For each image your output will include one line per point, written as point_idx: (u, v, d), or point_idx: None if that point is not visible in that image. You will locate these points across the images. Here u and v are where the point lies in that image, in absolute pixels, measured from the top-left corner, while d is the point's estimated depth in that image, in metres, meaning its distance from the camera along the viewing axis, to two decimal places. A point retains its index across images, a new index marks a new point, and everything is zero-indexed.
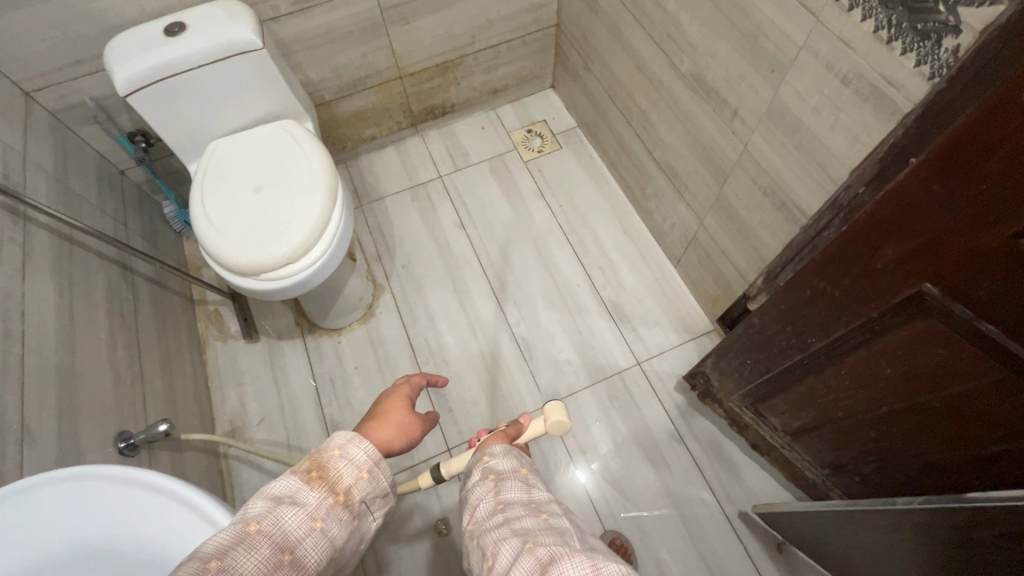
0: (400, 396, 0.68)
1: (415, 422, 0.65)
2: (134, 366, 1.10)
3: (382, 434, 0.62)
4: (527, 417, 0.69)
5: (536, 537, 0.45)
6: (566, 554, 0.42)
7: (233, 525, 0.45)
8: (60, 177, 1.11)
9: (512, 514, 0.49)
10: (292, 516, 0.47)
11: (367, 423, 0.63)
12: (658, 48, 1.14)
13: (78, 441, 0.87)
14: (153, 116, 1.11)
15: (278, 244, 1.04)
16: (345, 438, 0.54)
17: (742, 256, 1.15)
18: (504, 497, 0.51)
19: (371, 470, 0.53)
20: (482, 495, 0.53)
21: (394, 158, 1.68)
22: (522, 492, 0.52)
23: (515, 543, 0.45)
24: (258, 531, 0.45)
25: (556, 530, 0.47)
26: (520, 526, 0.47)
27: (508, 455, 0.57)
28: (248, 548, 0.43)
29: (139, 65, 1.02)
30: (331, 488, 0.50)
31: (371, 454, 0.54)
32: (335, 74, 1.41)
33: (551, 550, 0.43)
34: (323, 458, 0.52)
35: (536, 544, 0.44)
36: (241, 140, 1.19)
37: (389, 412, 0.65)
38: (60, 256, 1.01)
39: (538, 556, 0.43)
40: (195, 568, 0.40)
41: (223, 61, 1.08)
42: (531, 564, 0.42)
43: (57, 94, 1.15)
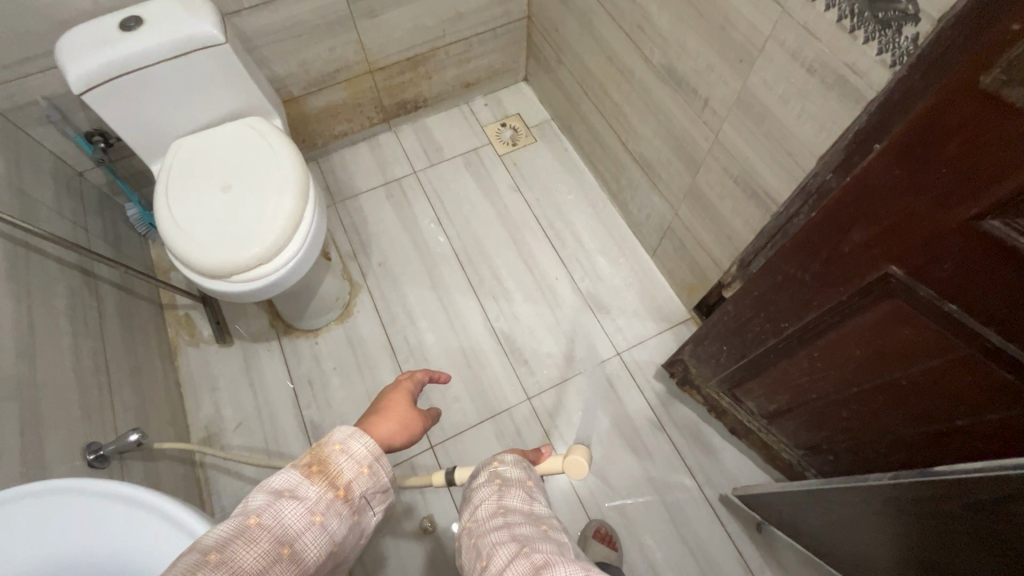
0: (402, 391, 0.67)
1: (416, 420, 0.64)
2: (101, 376, 1.06)
3: (383, 430, 0.61)
4: (550, 450, 0.72)
5: (533, 544, 0.45)
6: (561, 562, 0.42)
7: (233, 518, 0.45)
8: (13, 181, 1.06)
9: (512, 520, 0.49)
10: (292, 510, 0.46)
11: (369, 418, 0.63)
12: (629, 39, 1.14)
13: (43, 455, 0.83)
14: (112, 115, 1.06)
15: (249, 244, 1.02)
16: (346, 433, 0.53)
17: (716, 245, 1.17)
18: (506, 502, 0.52)
19: (372, 465, 0.52)
20: (484, 496, 0.53)
21: (366, 154, 1.66)
22: (522, 500, 0.52)
23: (511, 547, 0.45)
24: (258, 524, 0.45)
25: (552, 540, 0.47)
26: (519, 532, 0.47)
27: (517, 464, 0.58)
28: (248, 541, 0.43)
29: (94, 62, 0.97)
30: (331, 483, 0.50)
31: (372, 449, 0.53)
32: (302, 68, 1.37)
33: (547, 557, 0.43)
34: (323, 452, 0.51)
35: (533, 550, 0.44)
36: (207, 138, 1.16)
37: (391, 408, 0.64)
38: (16, 263, 0.97)
39: (533, 560, 0.43)
40: (195, 560, 0.41)
41: (184, 57, 1.04)
42: (526, 568, 0.42)
43: (6, 94, 1.09)
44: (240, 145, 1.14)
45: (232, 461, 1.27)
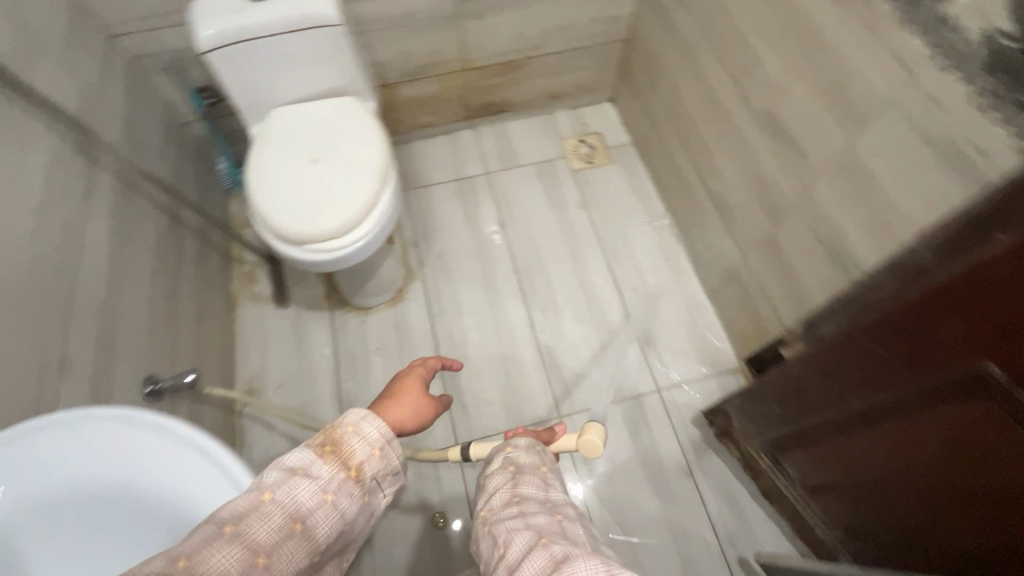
0: (414, 375, 0.68)
1: (428, 404, 0.65)
2: (169, 314, 1.13)
3: (394, 414, 0.62)
4: (563, 427, 0.71)
5: (550, 536, 0.45)
6: (580, 555, 0.42)
7: (248, 493, 0.47)
8: (129, 121, 1.14)
9: (527, 508, 0.49)
10: (305, 487, 0.48)
11: (380, 402, 0.63)
12: (730, 78, 1.12)
13: (110, 380, 0.89)
14: (227, 76, 1.13)
15: (324, 217, 1.06)
16: (360, 415, 0.54)
17: (783, 300, 1.13)
18: (521, 491, 0.52)
19: (383, 448, 0.53)
20: (498, 483, 0.53)
21: (444, 148, 1.69)
22: (538, 489, 0.52)
23: (529, 537, 0.45)
24: (271, 500, 0.46)
25: (568, 537, 0.46)
26: (534, 522, 0.47)
27: (532, 451, 0.57)
28: (262, 516, 0.45)
29: (222, 26, 1.05)
30: (343, 463, 0.51)
31: (384, 432, 0.54)
32: (403, 58, 1.42)
33: (566, 551, 0.43)
34: (336, 433, 0.52)
35: (551, 542, 0.44)
36: (305, 110, 1.21)
37: (403, 392, 0.65)
38: (120, 197, 1.05)
39: (553, 553, 0.43)
40: (209, 533, 0.42)
41: (300, 32, 1.10)
42: (545, 560, 0.42)
43: (140, 41, 1.18)
44: (331, 121, 1.19)
45: (268, 416, 1.32)
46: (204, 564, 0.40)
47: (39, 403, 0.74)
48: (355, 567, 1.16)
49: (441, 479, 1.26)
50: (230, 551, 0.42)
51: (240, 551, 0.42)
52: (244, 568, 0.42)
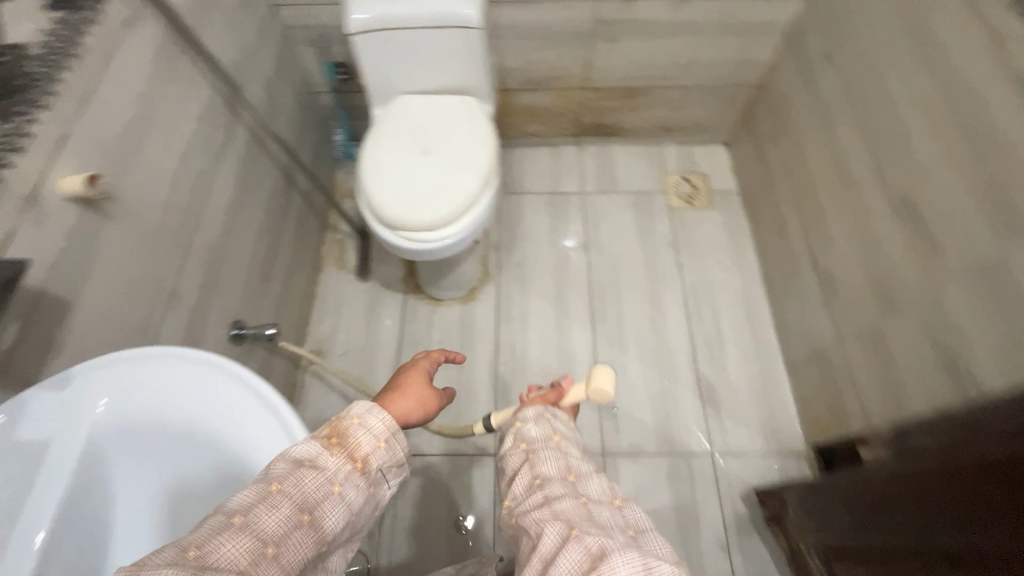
0: (416, 367, 0.68)
1: (433, 396, 0.65)
2: (265, 268, 1.21)
3: (399, 407, 0.62)
4: (569, 379, 0.67)
5: (581, 524, 0.45)
6: (615, 548, 0.42)
7: (257, 484, 0.49)
8: (271, 84, 1.24)
9: (550, 492, 0.49)
10: (312, 479, 0.50)
11: (384, 395, 0.63)
12: (868, 150, 1.04)
13: (205, 318, 0.97)
14: (366, 59, 1.20)
15: (426, 208, 1.09)
16: (364, 408, 0.56)
17: (874, 397, 1.04)
18: (542, 472, 0.51)
19: (388, 440, 0.56)
20: (516, 466, 0.53)
21: (545, 159, 1.70)
22: (555, 466, 0.52)
23: (560, 527, 0.45)
24: (278, 491, 0.48)
25: (597, 521, 0.46)
26: (560, 508, 0.47)
27: (541, 422, 0.56)
28: (270, 506, 0.47)
29: (373, 13, 1.11)
30: (349, 455, 0.53)
31: (389, 424, 0.56)
32: (528, 67, 1.44)
33: (600, 543, 0.43)
34: (341, 426, 0.55)
35: (583, 533, 0.44)
36: (425, 101, 1.26)
37: (407, 384, 0.65)
38: (250, 152, 1.13)
39: (587, 546, 0.43)
40: (219, 522, 0.45)
41: (440, 29, 1.14)
42: (582, 556, 0.42)
43: (297, 13, 1.28)
44: (445, 117, 1.23)
45: (327, 380, 1.39)
46: (215, 553, 0.43)
47: (146, 327, 0.82)
48: (376, 545, 1.20)
49: (472, 484, 1.26)
50: (239, 541, 0.44)
51: (249, 541, 0.45)
52: (254, 558, 0.44)
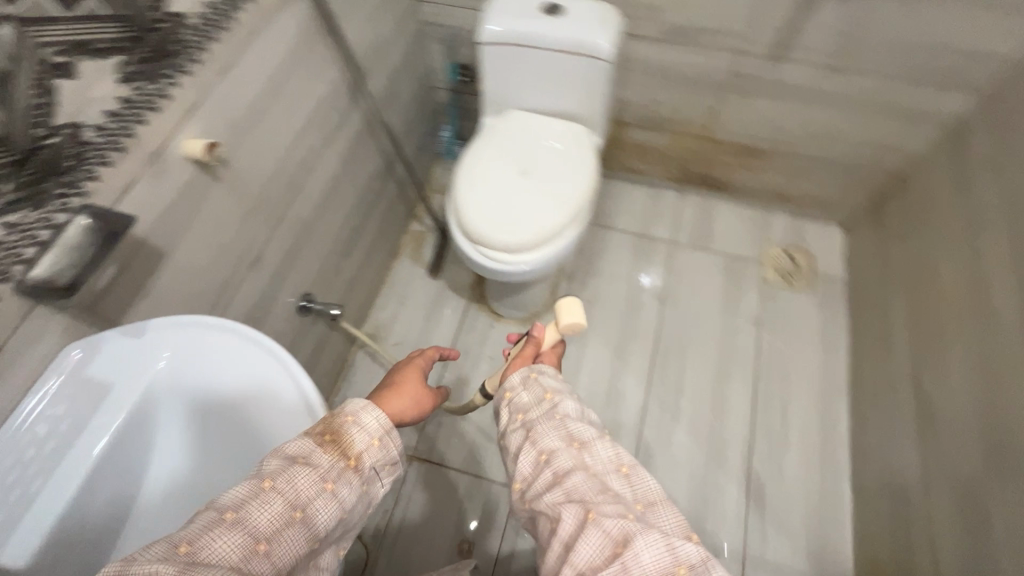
0: (412, 365, 0.68)
1: (427, 396, 0.66)
2: (346, 247, 1.24)
3: (393, 405, 0.62)
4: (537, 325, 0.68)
5: (596, 505, 0.47)
6: (636, 529, 0.44)
7: (250, 480, 0.50)
8: (394, 75, 1.27)
9: (558, 466, 0.51)
10: (305, 476, 0.51)
11: (379, 393, 0.63)
12: (1019, 284, 0.90)
13: (280, 286, 1.01)
14: (487, 69, 1.20)
15: (509, 232, 1.08)
16: (359, 404, 0.56)
17: (952, 564, 0.90)
18: (546, 446, 0.53)
19: (382, 438, 0.56)
20: (522, 444, 0.54)
21: (642, 199, 1.63)
22: (557, 437, 0.53)
23: (577, 510, 0.47)
24: (271, 487, 0.49)
25: (610, 494, 0.49)
26: (571, 486, 0.49)
27: (530, 386, 0.58)
28: (262, 502, 0.48)
29: (506, 26, 1.10)
30: (343, 453, 0.53)
31: (384, 422, 0.57)
32: (649, 105, 1.38)
33: (618, 524, 0.45)
34: (336, 423, 0.55)
35: (599, 515, 0.46)
36: (533, 122, 1.24)
37: (401, 383, 0.65)
38: (358, 137, 1.17)
39: (607, 529, 0.45)
40: (211, 518, 0.46)
41: (568, 55, 1.12)
42: (603, 541, 0.44)
43: (435, 12, 1.30)
44: (548, 140, 1.21)
45: (376, 366, 1.41)
46: (206, 549, 0.44)
47: (225, 287, 0.86)
48: (379, 543, 1.20)
49: (486, 510, 1.24)
50: (231, 537, 0.45)
51: (240, 537, 0.46)
52: (246, 554, 0.45)
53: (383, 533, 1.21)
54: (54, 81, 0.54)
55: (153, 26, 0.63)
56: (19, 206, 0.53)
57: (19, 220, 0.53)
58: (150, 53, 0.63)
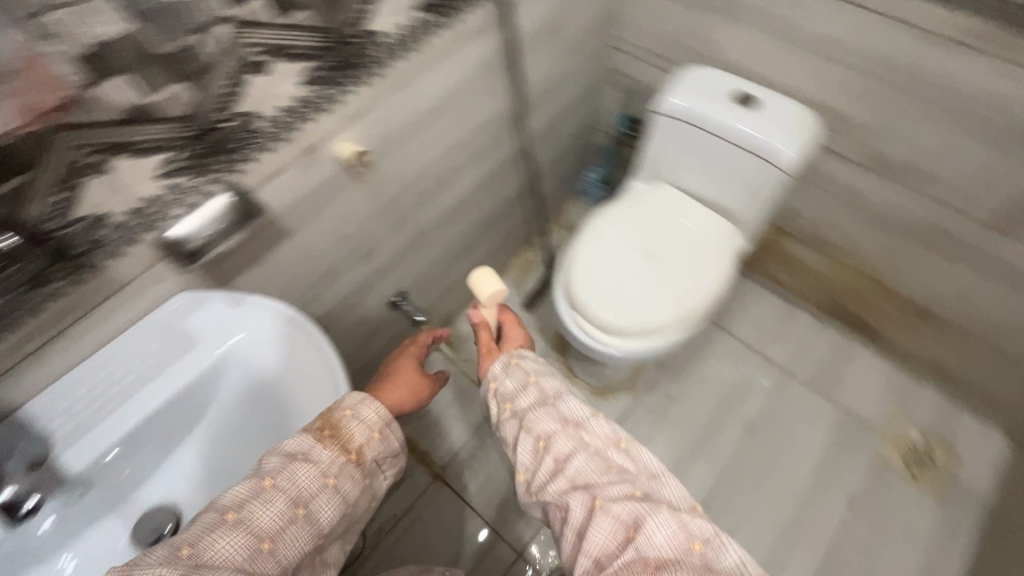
0: (409, 357, 0.73)
1: (423, 382, 0.69)
2: (453, 258, 1.27)
3: (392, 395, 0.67)
4: (474, 309, 0.77)
5: (601, 491, 0.52)
6: (645, 512, 0.49)
7: (251, 479, 0.50)
8: (560, 110, 1.26)
9: (559, 452, 0.56)
10: (306, 473, 0.51)
11: (379, 385, 0.68)
12: None
13: (379, 281, 1.05)
14: (652, 136, 1.13)
15: (618, 315, 1.01)
16: (356, 399, 0.57)
17: None
18: (542, 433, 0.58)
19: (382, 430, 0.57)
20: (520, 434, 0.60)
21: (772, 311, 1.46)
22: (553, 422, 0.58)
23: (585, 500, 0.52)
24: (272, 485, 0.50)
25: (617, 473, 0.54)
26: (575, 471, 0.54)
27: (512, 372, 0.65)
28: (264, 502, 0.49)
29: (688, 103, 1.04)
30: (344, 446, 0.54)
31: (381, 415, 0.58)
32: (817, 223, 1.22)
33: (628, 509, 0.50)
34: (334, 418, 0.56)
35: (605, 502, 0.51)
36: (675, 203, 1.15)
37: (398, 373, 0.70)
38: (503, 161, 1.18)
39: (618, 516, 0.50)
40: (213, 519, 0.47)
41: (743, 151, 1.02)
42: (614, 526, 0.49)
43: (624, 61, 1.26)
44: (682, 225, 1.12)
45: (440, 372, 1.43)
46: (209, 550, 0.45)
47: (329, 271, 0.90)
48: (377, 540, 1.21)
49: (483, 561, 1.20)
50: (233, 537, 0.46)
51: (243, 537, 0.47)
52: (251, 553, 0.46)
53: (383, 533, 1.22)
54: (245, 76, 0.59)
55: (348, 40, 0.67)
56: (182, 172, 0.59)
57: (178, 184, 0.60)
58: (338, 62, 0.68)
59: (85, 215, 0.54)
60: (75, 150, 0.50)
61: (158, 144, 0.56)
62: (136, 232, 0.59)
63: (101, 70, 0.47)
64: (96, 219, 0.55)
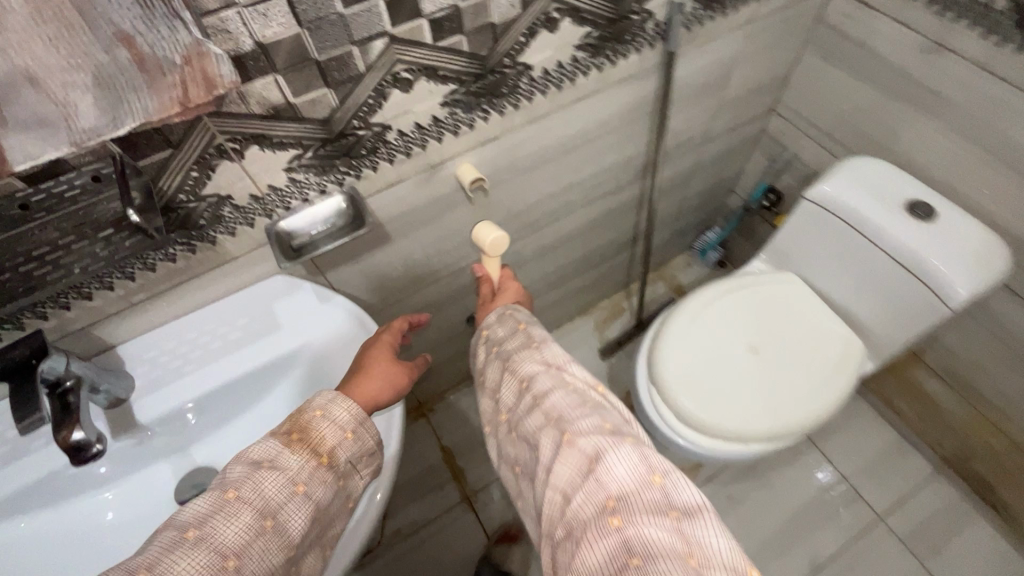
0: (382, 345, 0.66)
1: (400, 371, 0.63)
2: (543, 288, 1.22)
3: (367, 389, 0.60)
4: (478, 265, 0.76)
5: (571, 425, 0.50)
6: (608, 446, 0.48)
7: (214, 493, 0.48)
8: (696, 166, 1.17)
9: (539, 389, 0.55)
10: (270, 483, 0.49)
11: (350, 377, 0.61)
12: None
13: (464, 297, 1.03)
14: (792, 221, 1.00)
15: (700, 406, 0.92)
16: (328, 399, 0.56)
17: None
18: (525, 373, 0.57)
19: (356, 430, 0.56)
20: (503, 377, 0.59)
21: (878, 442, 1.27)
22: (533, 364, 0.57)
23: (553, 434, 0.51)
24: (235, 497, 0.47)
25: (592, 409, 0.52)
26: (550, 406, 0.53)
27: (503, 320, 0.65)
28: (227, 515, 0.46)
29: (846, 197, 0.90)
30: (313, 451, 0.52)
31: (355, 413, 0.56)
32: (969, 365, 1.03)
33: (593, 444, 0.48)
34: (303, 420, 0.54)
35: (574, 437, 0.49)
36: (795, 298, 1.01)
37: (371, 364, 0.63)
38: (623, 206, 1.12)
39: (583, 449, 0.48)
40: (172, 539, 0.44)
41: (899, 268, 0.87)
42: (579, 459, 0.48)
43: (784, 129, 1.15)
44: (792, 318, 1.00)
45: None
46: (168, 571, 0.42)
47: (419, 280, 0.90)
48: (391, 542, 1.21)
49: None
50: (194, 557, 0.43)
51: (205, 556, 0.44)
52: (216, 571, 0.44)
53: (399, 537, 1.21)
54: (391, 91, 0.58)
55: (498, 70, 0.65)
56: (306, 171, 0.60)
57: (300, 180, 0.61)
58: (483, 90, 0.65)
59: (211, 195, 0.56)
60: (218, 136, 0.51)
61: (292, 142, 0.56)
62: (252, 215, 0.60)
63: (258, 68, 0.48)
64: (221, 199, 0.57)
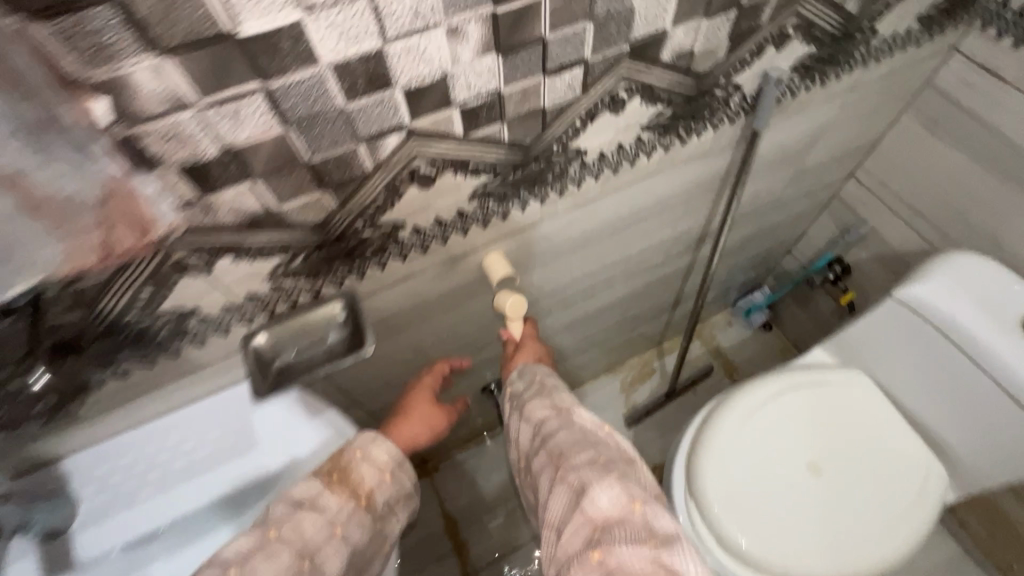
0: (421, 391, 0.62)
1: (439, 414, 0.58)
2: (570, 353, 1.09)
3: (408, 431, 0.55)
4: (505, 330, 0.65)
5: (566, 459, 0.45)
6: (592, 478, 0.42)
7: (251, 530, 0.40)
8: (756, 232, 1.02)
9: (546, 430, 0.49)
10: (311, 522, 0.41)
11: (390, 420, 0.57)
12: None
13: (480, 372, 0.91)
14: (871, 321, 0.84)
15: (753, 539, 0.77)
16: (365, 437, 0.49)
17: None
18: (536, 418, 0.51)
19: (394, 471, 0.49)
20: (518, 425, 0.53)
21: (938, 554, 1.12)
22: (543, 408, 0.51)
23: (550, 472, 0.45)
24: (276, 536, 0.40)
25: (588, 444, 0.46)
26: (554, 444, 0.47)
27: (525, 375, 0.57)
28: (266, 553, 0.38)
29: (948, 306, 0.74)
30: (354, 491, 0.45)
31: (393, 454, 0.49)
32: None
33: (580, 476, 0.42)
34: (341, 459, 0.47)
35: (567, 471, 0.44)
36: (863, 410, 0.87)
37: (410, 409, 0.58)
38: (670, 275, 0.97)
39: (570, 483, 0.43)
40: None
41: (1009, 399, 0.71)
42: (566, 492, 0.42)
43: (861, 198, 0.99)
44: (859, 433, 0.86)
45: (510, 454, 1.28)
46: None
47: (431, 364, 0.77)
48: None
49: None
50: None
51: None
52: None
53: None
54: (407, 188, 0.45)
55: (542, 159, 0.51)
56: (294, 277, 0.48)
57: (286, 287, 0.48)
58: (523, 178, 0.52)
59: (170, 311, 0.44)
60: (178, 251, 0.39)
61: (276, 250, 0.44)
62: (226, 323, 0.48)
63: (228, 176, 0.36)
64: (183, 313, 0.45)
